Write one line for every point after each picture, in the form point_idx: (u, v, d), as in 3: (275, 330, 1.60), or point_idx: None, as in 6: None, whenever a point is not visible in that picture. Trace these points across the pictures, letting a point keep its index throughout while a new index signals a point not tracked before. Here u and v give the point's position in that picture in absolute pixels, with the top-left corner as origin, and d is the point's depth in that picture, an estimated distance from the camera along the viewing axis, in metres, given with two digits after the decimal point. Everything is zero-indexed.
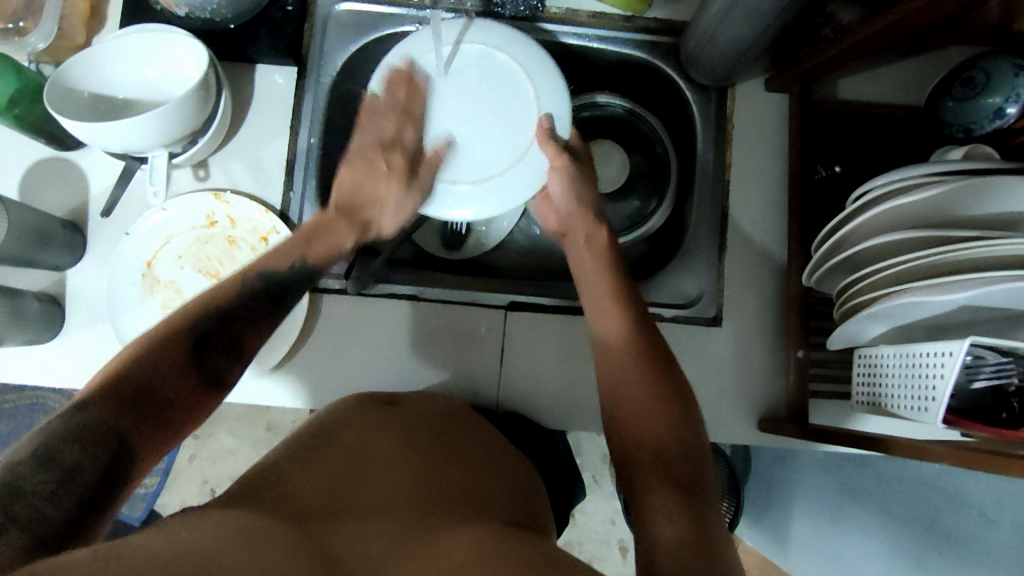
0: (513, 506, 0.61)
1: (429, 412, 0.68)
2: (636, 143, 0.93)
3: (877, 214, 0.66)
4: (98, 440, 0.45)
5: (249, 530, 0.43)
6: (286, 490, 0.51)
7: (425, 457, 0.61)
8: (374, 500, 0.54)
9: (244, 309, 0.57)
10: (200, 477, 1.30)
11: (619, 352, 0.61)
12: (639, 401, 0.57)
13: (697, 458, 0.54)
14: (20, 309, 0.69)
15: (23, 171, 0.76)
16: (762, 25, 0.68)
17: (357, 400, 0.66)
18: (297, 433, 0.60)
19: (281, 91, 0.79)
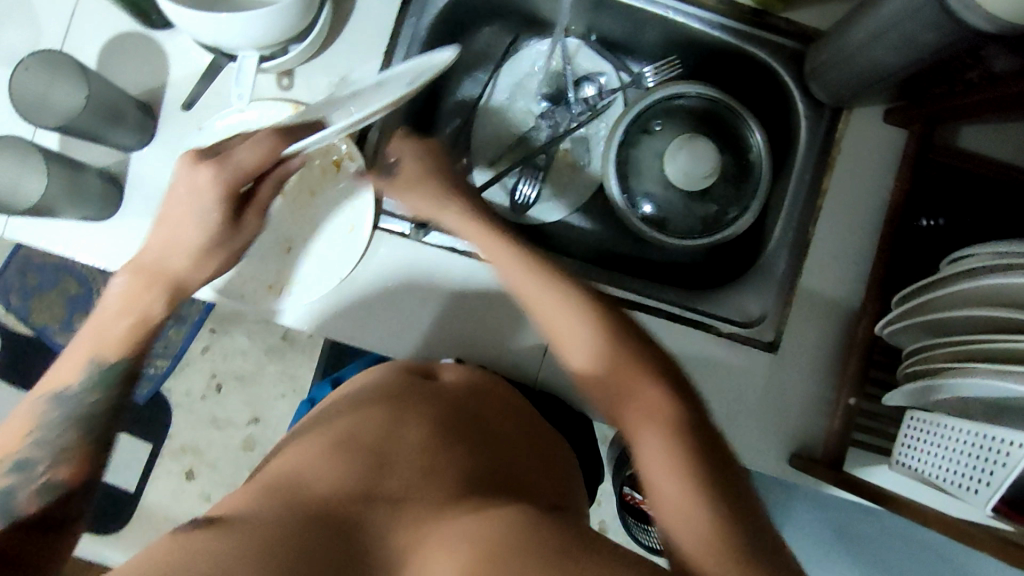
0: (549, 486, 0.59)
1: (463, 391, 0.65)
2: (730, 144, 0.87)
3: (964, 284, 0.62)
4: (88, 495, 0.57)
5: (284, 543, 0.44)
6: (308, 480, 0.50)
7: (452, 433, 0.58)
8: (401, 483, 0.52)
9: None
10: (210, 370, 1.31)
11: (630, 375, 0.54)
12: (658, 414, 0.51)
13: (725, 467, 0.50)
14: (81, 184, 0.67)
15: (105, 41, 0.72)
16: (911, 56, 0.63)
17: (390, 376, 0.65)
18: (326, 419, 0.59)
19: (383, 14, 0.75)
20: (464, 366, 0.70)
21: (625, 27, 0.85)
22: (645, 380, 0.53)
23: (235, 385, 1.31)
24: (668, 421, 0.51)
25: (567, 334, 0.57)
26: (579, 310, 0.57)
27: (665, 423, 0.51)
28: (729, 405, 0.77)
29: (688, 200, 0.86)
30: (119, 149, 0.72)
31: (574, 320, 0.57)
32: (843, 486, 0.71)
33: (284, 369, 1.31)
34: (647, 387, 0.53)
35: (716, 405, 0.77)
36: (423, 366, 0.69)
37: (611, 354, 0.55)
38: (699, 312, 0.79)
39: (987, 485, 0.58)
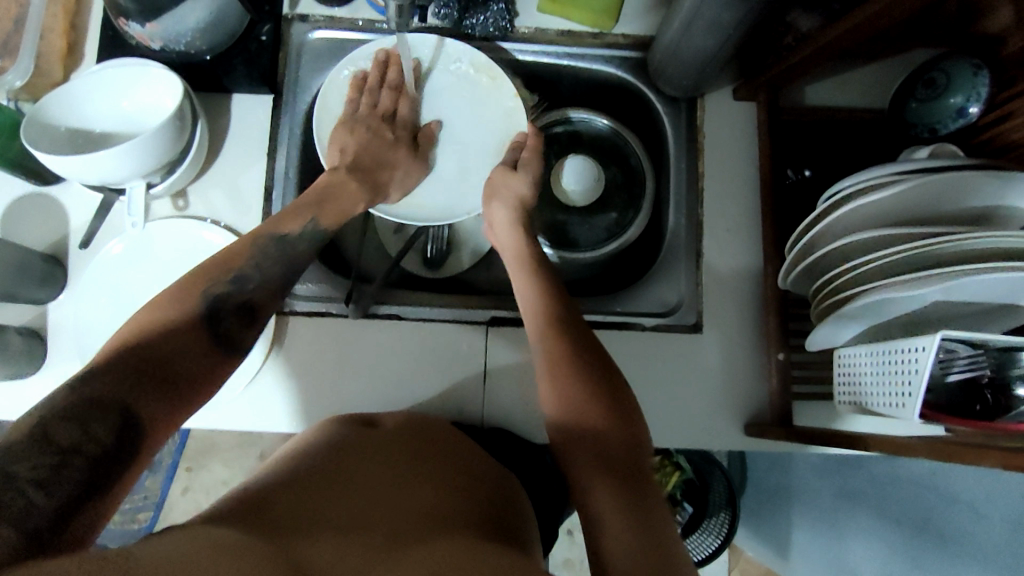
0: (493, 515, 0.63)
1: (403, 429, 0.70)
2: (611, 157, 0.92)
3: (848, 212, 0.66)
4: (109, 411, 0.46)
5: (223, 543, 0.44)
6: (265, 510, 0.52)
7: (400, 476, 0.63)
8: (346, 514, 0.55)
9: (222, 304, 0.56)
10: (193, 510, 1.29)
11: (558, 348, 0.65)
12: (578, 397, 0.62)
13: (643, 460, 0.60)
14: (3, 344, 0.69)
15: (3, 207, 0.76)
16: (724, 36, 0.70)
17: (333, 425, 0.68)
18: (276, 460, 0.63)
19: (258, 121, 0.81)
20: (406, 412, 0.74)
21: None
22: (562, 338, 0.66)
23: None
24: (596, 395, 0.62)
25: (565, 378, 0.64)
26: (579, 349, 0.65)
27: (610, 462, 0.58)
28: (674, 392, 0.80)
29: (586, 215, 0.91)
30: (35, 303, 0.75)
31: (564, 347, 0.65)
32: (795, 438, 0.72)
33: None
34: (555, 335, 0.66)
35: (662, 396, 0.79)
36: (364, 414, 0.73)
37: (550, 330, 0.66)
38: (619, 314, 0.82)
39: (911, 396, 0.60)
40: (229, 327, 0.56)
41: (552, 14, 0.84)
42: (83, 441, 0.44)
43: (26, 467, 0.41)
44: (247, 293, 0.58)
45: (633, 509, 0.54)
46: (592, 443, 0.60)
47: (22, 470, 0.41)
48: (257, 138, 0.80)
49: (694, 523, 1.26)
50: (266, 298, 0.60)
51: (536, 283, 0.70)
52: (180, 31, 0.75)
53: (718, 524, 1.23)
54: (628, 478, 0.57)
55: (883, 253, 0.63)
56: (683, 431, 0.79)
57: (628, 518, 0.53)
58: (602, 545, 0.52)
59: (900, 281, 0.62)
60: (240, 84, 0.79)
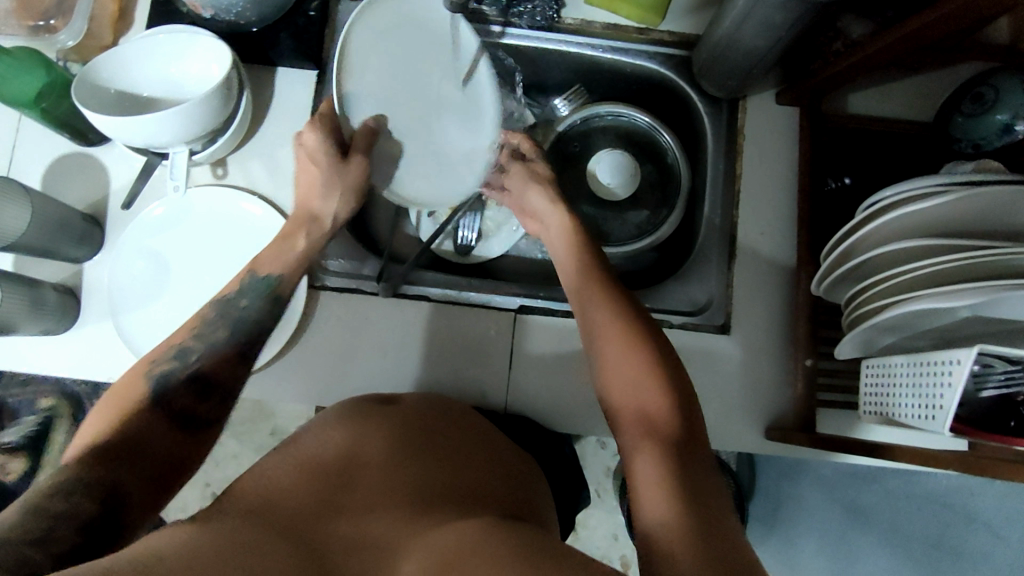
0: (520, 499, 0.63)
1: (422, 410, 0.70)
2: (648, 154, 0.93)
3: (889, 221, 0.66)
4: (91, 490, 0.47)
5: (230, 539, 0.46)
6: (275, 498, 0.53)
7: (425, 453, 0.63)
8: (363, 500, 0.56)
9: (191, 370, 0.60)
10: (203, 480, 1.30)
11: (598, 304, 0.64)
12: (621, 348, 0.60)
13: (694, 424, 0.56)
14: (40, 299, 0.70)
15: (46, 164, 0.77)
16: (775, 37, 0.70)
17: (359, 403, 0.68)
18: (296, 436, 0.63)
19: (300, 94, 0.81)
20: (428, 394, 0.74)
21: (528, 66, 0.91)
22: (608, 298, 0.64)
23: None
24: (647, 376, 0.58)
25: (606, 329, 0.62)
26: (621, 304, 0.64)
27: (653, 425, 0.55)
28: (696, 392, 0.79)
29: (619, 211, 0.91)
30: (71, 261, 0.76)
31: (604, 303, 0.64)
32: (819, 444, 0.72)
33: None
34: (602, 295, 0.65)
35: None
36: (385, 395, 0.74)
37: (604, 325, 0.63)
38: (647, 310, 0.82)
39: (941, 409, 0.59)
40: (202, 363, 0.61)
41: (599, 7, 0.84)
42: (69, 509, 0.45)
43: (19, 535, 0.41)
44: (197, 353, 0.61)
45: (679, 486, 0.50)
46: (639, 420, 0.56)
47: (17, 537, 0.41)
48: (300, 111, 0.81)
49: None
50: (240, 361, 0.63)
51: (591, 280, 0.67)
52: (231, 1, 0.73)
53: None
54: (673, 443, 0.54)
55: (923, 263, 0.63)
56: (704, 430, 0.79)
57: (671, 483, 0.50)
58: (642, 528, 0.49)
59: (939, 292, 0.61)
60: (286, 57, 0.80)
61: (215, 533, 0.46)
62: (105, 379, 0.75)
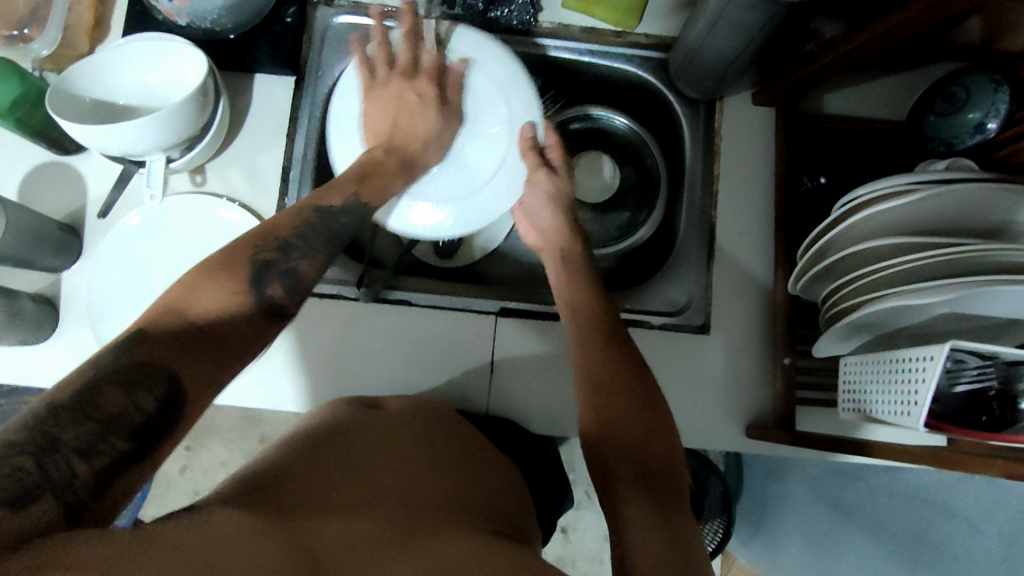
0: (500, 513, 0.63)
1: (416, 416, 0.70)
2: (628, 156, 0.94)
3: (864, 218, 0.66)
4: (152, 378, 0.44)
5: (228, 524, 0.45)
6: (270, 485, 0.53)
7: (412, 462, 0.63)
8: (351, 498, 0.55)
9: (280, 255, 0.55)
10: (191, 488, 1.29)
11: (590, 333, 0.66)
12: (613, 379, 0.62)
13: (674, 464, 0.57)
14: (17, 309, 0.70)
15: (23, 174, 0.77)
16: (747, 40, 0.70)
17: (346, 406, 0.69)
18: (286, 435, 0.63)
19: (278, 101, 0.81)
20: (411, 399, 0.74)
21: None
22: (599, 327, 0.66)
23: None
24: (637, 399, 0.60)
25: (595, 359, 0.64)
26: (615, 338, 0.65)
27: (637, 459, 0.56)
28: (677, 391, 0.80)
29: (599, 212, 0.92)
30: (49, 271, 0.76)
31: (597, 334, 0.65)
32: (798, 442, 0.72)
33: None
34: (592, 324, 0.66)
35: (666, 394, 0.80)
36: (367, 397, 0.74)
37: (594, 347, 0.65)
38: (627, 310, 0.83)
39: (916, 405, 0.60)
40: (272, 299, 0.53)
41: (576, 10, 0.85)
42: (125, 410, 0.43)
43: (69, 439, 0.40)
44: (292, 264, 0.55)
45: (661, 511, 0.52)
46: (625, 452, 0.57)
47: (66, 441, 0.40)
48: (278, 117, 0.81)
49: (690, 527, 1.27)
50: (303, 265, 0.56)
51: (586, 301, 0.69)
52: (207, 8, 0.74)
53: (712, 530, 1.23)
54: (655, 480, 0.55)
55: (896, 260, 0.63)
56: (685, 429, 0.80)
57: (653, 517, 0.51)
58: (625, 547, 0.49)
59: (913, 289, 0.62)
60: (263, 64, 0.80)
61: (218, 516, 0.45)
62: None
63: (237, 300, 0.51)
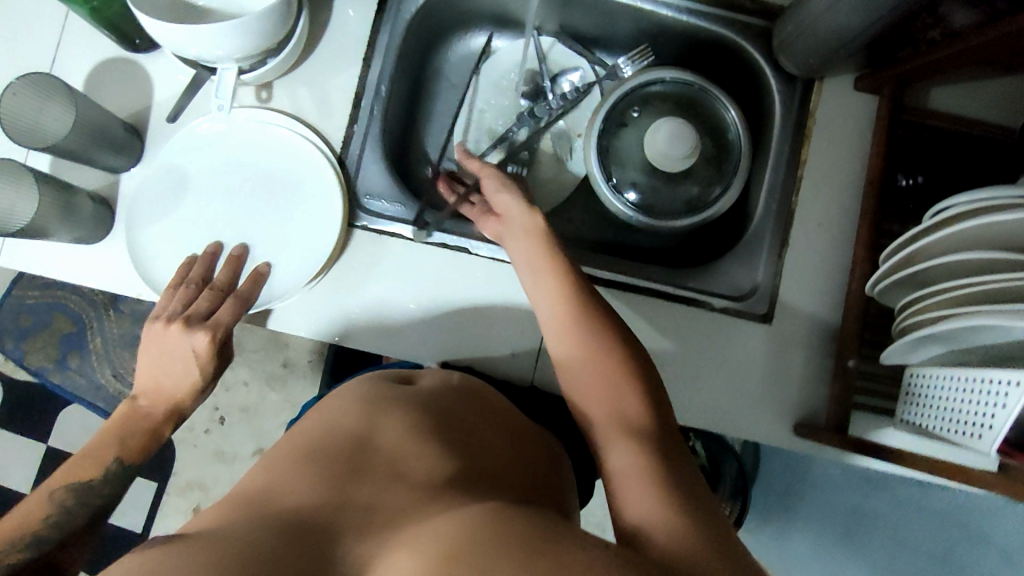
0: (540, 488, 0.59)
1: (442, 394, 0.67)
2: (709, 126, 0.87)
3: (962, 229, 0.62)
4: None
5: (222, 550, 0.42)
6: (279, 492, 0.50)
7: (432, 434, 0.59)
8: (369, 487, 0.51)
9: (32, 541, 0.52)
10: (212, 403, 1.31)
11: (556, 292, 0.61)
12: (577, 342, 0.58)
13: (666, 423, 0.54)
14: (75, 206, 0.69)
15: (90, 67, 0.74)
16: (872, 17, 0.65)
17: (368, 387, 0.66)
18: (301, 428, 0.61)
19: (357, 22, 0.78)
20: (446, 371, 0.72)
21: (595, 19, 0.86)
22: (560, 284, 0.61)
23: (237, 417, 1.30)
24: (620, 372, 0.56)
25: (561, 319, 0.59)
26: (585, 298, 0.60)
27: (625, 422, 0.53)
28: (728, 378, 0.77)
29: (671, 182, 0.86)
30: (109, 170, 0.74)
31: (560, 293, 0.61)
32: (852, 448, 0.70)
33: (285, 395, 1.31)
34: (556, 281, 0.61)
35: (717, 378, 0.77)
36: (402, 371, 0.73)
37: (573, 345, 0.58)
38: (690, 289, 0.80)
39: (990, 429, 0.58)
40: None
41: None
42: None
43: None
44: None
45: (670, 494, 0.47)
46: (611, 417, 0.54)
47: None
48: (356, 39, 0.77)
49: None
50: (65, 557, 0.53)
51: (560, 286, 0.61)
52: None
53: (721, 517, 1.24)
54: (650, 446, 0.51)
55: (990, 279, 0.59)
56: (730, 418, 0.77)
57: (658, 492, 0.47)
58: (634, 522, 0.46)
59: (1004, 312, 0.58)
60: None
61: (215, 544, 0.42)
62: (132, 293, 0.74)
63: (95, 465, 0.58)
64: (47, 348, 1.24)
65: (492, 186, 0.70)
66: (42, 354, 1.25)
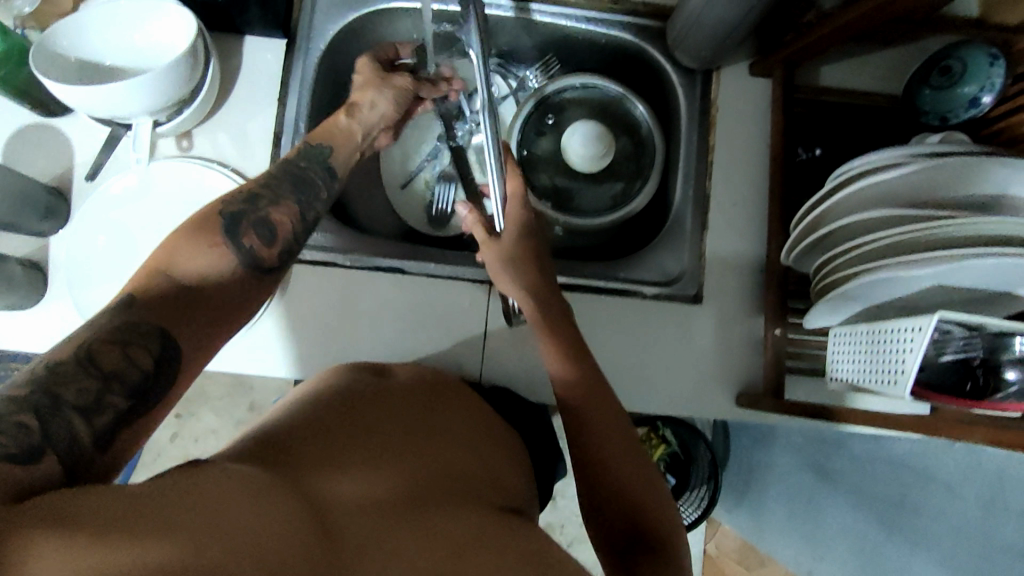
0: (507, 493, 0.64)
1: (415, 389, 0.68)
2: (624, 125, 0.91)
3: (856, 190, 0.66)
4: (36, 408, 0.37)
5: (242, 485, 0.42)
6: (277, 452, 0.50)
7: (414, 432, 0.61)
8: (366, 468, 0.53)
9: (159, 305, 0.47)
10: (182, 455, 1.29)
11: (569, 354, 0.68)
12: (589, 399, 0.66)
13: (664, 502, 0.63)
14: (6, 274, 0.69)
15: (7, 136, 0.75)
16: (747, 7, 0.70)
17: (346, 373, 0.67)
18: (283, 406, 0.61)
19: (268, 64, 0.80)
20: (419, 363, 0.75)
21: (500, 37, 0.90)
22: (573, 349, 0.69)
23: None
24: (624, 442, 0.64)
25: (573, 376, 0.67)
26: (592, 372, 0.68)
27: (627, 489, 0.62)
28: (668, 359, 0.81)
29: (593, 182, 0.91)
30: (36, 235, 0.74)
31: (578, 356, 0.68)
32: (789, 410, 0.73)
33: None
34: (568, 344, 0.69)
35: (658, 361, 0.81)
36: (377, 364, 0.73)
37: (586, 390, 0.66)
38: (620, 280, 0.83)
39: (902, 373, 0.61)
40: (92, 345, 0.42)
41: None
42: (46, 440, 0.37)
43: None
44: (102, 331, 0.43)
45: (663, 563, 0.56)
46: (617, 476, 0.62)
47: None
48: (270, 80, 0.80)
49: (675, 495, 1.30)
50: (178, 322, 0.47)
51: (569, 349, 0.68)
52: None
53: (697, 499, 1.28)
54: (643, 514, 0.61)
55: (886, 232, 0.63)
56: (676, 398, 0.80)
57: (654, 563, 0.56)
58: None
59: (902, 261, 0.62)
60: (254, 26, 0.78)
61: (228, 475, 0.42)
62: None
63: (221, 258, 0.52)
64: None
65: (490, 266, 0.71)
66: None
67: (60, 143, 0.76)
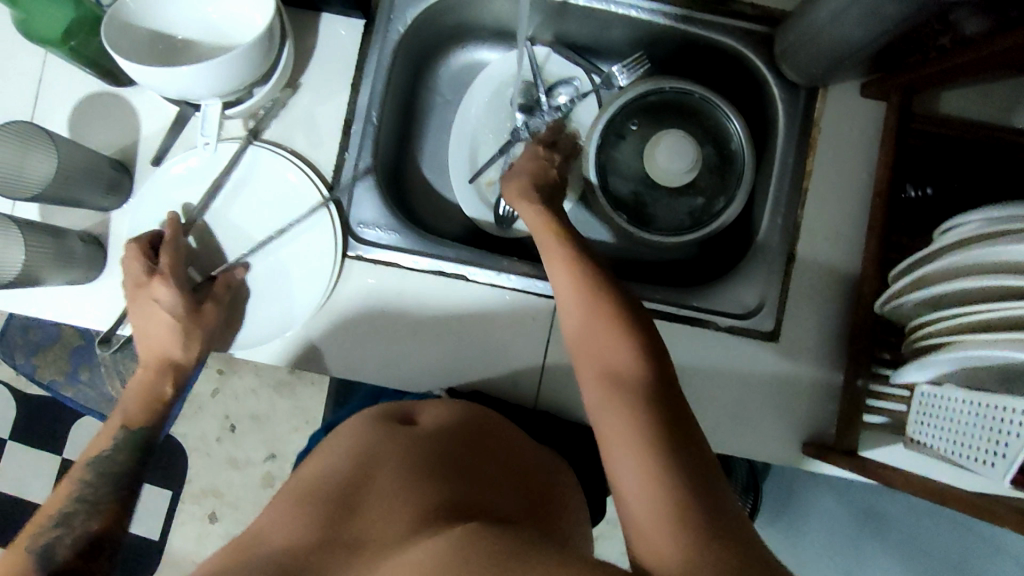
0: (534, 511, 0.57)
1: (449, 425, 0.63)
2: (710, 135, 0.84)
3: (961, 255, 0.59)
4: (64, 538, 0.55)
5: None
6: (276, 541, 0.51)
7: (437, 469, 0.56)
8: (365, 533, 0.50)
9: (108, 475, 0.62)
10: (222, 412, 1.30)
11: (571, 289, 0.58)
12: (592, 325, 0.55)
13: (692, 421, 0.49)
14: (65, 249, 0.68)
15: (75, 103, 0.73)
16: (878, 30, 0.62)
17: (368, 421, 0.63)
18: (312, 462, 0.60)
19: (343, 45, 0.76)
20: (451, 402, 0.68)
21: (589, 29, 0.83)
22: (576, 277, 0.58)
23: (247, 425, 1.30)
24: (628, 353, 0.52)
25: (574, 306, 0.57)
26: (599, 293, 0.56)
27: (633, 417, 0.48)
28: (735, 396, 0.76)
29: (672, 196, 0.85)
30: (97, 209, 0.72)
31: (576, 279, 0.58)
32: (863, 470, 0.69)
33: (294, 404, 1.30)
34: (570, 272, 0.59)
35: (724, 396, 0.76)
36: (401, 407, 0.67)
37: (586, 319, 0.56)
38: (693, 308, 0.78)
39: (1001, 456, 0.54)
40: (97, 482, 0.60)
41: None
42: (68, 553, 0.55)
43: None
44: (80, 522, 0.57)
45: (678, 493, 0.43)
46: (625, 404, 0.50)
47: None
48: (345, 62, 0.75)
49: None
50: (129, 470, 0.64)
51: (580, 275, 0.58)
52: None
53: None
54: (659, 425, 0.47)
55: (987, 307, 0.56)
56: (739, 437, 0.76)
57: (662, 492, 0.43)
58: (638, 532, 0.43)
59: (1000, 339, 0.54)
60: (332, 4, 0.74)
61: None
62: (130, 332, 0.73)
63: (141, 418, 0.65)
64: (59, 361, 1.20)
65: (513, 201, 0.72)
66: (53, 369, 1.21)
67: (127, 113, 0.73)
